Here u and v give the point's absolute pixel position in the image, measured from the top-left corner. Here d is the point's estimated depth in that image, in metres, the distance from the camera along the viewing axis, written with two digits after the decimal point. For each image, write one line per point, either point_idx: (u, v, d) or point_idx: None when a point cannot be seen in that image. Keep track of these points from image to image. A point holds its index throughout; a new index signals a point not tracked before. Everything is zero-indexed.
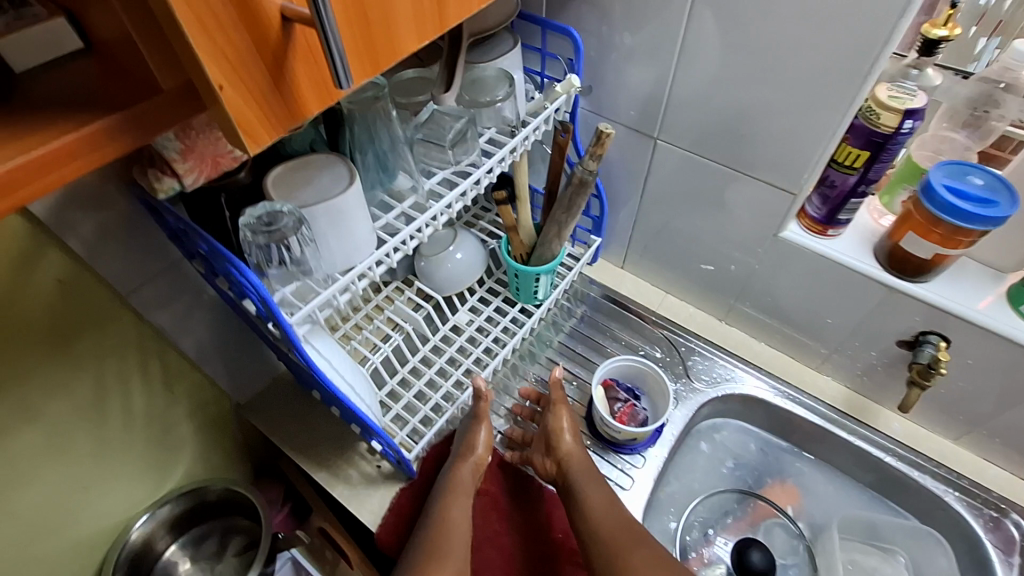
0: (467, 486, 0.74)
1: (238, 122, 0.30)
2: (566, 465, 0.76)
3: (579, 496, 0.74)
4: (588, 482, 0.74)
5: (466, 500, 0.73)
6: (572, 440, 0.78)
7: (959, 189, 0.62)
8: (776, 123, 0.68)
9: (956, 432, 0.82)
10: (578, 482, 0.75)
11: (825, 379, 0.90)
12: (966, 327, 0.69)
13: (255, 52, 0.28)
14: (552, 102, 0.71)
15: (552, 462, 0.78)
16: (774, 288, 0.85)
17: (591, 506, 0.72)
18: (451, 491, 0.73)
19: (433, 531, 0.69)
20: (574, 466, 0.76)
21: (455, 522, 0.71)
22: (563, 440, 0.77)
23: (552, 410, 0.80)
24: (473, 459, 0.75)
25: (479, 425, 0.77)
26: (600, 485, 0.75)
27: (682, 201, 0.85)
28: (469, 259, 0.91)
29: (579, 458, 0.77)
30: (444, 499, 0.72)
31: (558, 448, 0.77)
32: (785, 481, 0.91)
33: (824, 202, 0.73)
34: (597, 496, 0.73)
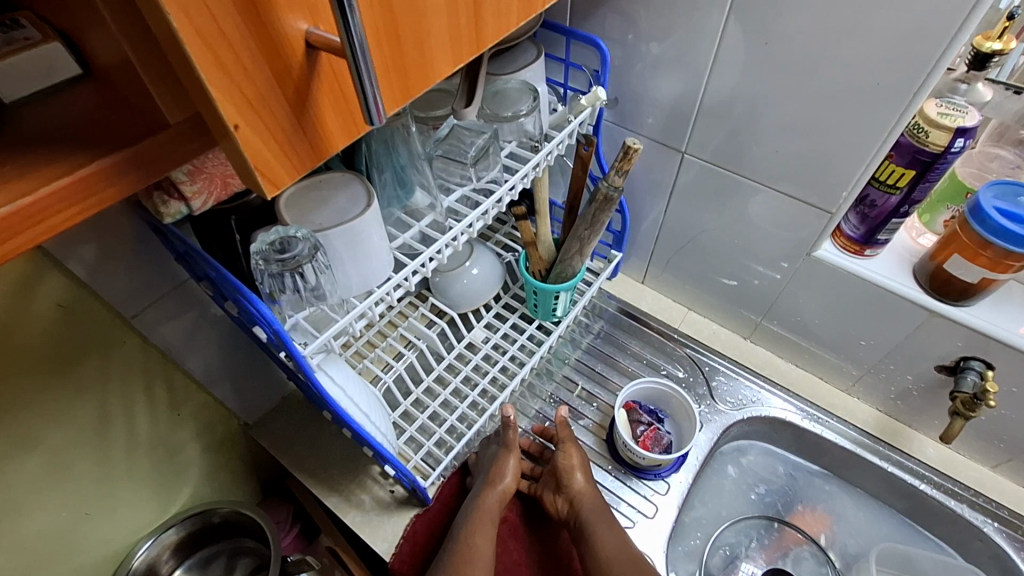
0: (494, 513, 0.71)
1: (254, 162, 0.27)
2: (578, 503, 0.73)
3: (593, 539, 0.70)
4: (601, 521, 0.71)
5: (490, 529, 0.70)
6: (584, 479, 0.74)
7: (1011, 212, 0.59)
8: (811, 140, 0.65)
9: (995, 459, 0.78)
10: (593, 521, 0.71)
11: (855, 401, 0.86)
12: (1012, 353, 0.65)
13: (275, 85, 0.25)
14: (576, 115, 0.68)
15: (564, 500, 0.75)
16: (801, 307, 0.81)
17: (605, 552, 0.69)
18: (477, 518, 0.70)
19: (460, 557, 0.66)
20: (586, 506, 0.73)
21: (480, 550, 0.67)
22: (575, 479, 0.74)
23: (563, 449, 0.76)
24: (499, 488, 0.72)
25: (508, 453, 0.74)
26: (613, 527, 0.71)
27: (707, 216, 0.81)
28: (486, 275, 0.88)
29: (591, 497, 0.74)
30: (469, 526, 0.70)
31: (570, 487, 0.74)
32: (815, 507, 0.87)
33: (863, 221, 0.69)
34: (611, 538, 0.70)
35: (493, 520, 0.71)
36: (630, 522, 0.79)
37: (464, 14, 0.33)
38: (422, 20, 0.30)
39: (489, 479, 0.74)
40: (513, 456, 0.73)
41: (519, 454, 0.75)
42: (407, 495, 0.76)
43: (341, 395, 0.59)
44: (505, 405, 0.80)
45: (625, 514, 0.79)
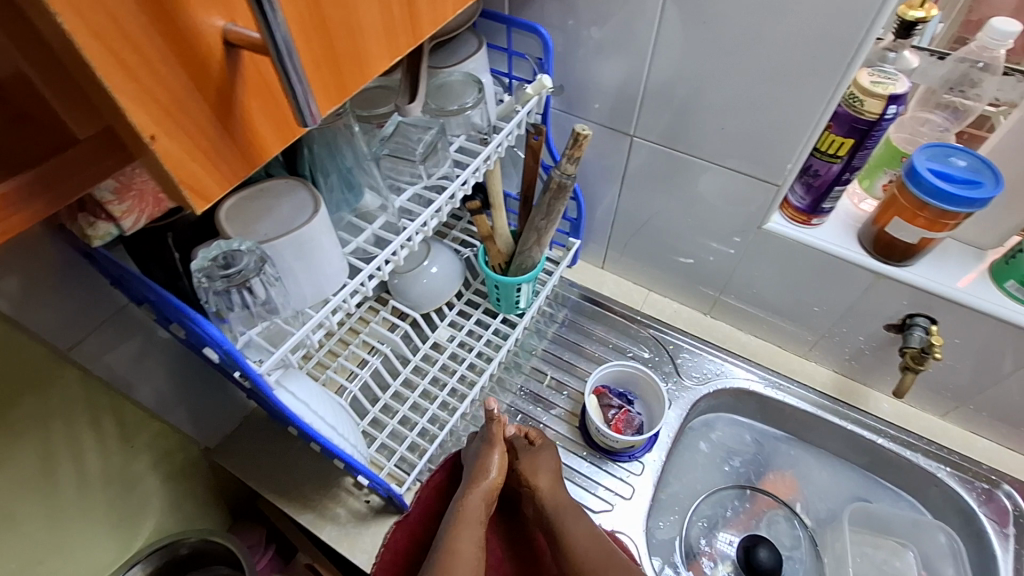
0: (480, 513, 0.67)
1: (178, 176, 0.25)
2: (543, 506, 0.72)
3: (569, 543, 0.68)
4: (574, 520, 0.70)
5: (477, 532, 0.65)
6: (551, 481, 0.74)
7: (942, 172, 0.60)
8: (756, 116, 0.66)
9: (944, 408, 0.82)
10: (567, 524, 0.70)
11: (812, 365, 0.89)
12: (952, 307, 0.69)
13: (194, 89, 0.24)
14: (523, 104, 0.68)
15: (533, 502, 0.74)
16: (755, 280, 0.84)
17: (584, 555, 0.67)
18: (461, 520, 0.65)
19: (444, 559, 0.61)
20: (552, 507, 0.72)
21: (463, 554, 0.62)
22: (542, 481, 0.73)
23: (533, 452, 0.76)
24: (485, 483, 0.69)
25: (492, 446, 0.72)
26: (585, 524, 0.70)
27: (660, 197, 0.82)
28: (445, 272, 0.87)
29: (558, 499, 0.72)
30: (452, 530, 0.65)
31: (539, 490, 0.73)
32: (784, 473, 0.90)
33: (808, 191, 0.71)
34: (589, 543, 0.68)
35: (481, 521, 0.66)
36: (609, 507, 0.79)
37: (398, 4, 0.31)
38: (353, 12, 0.28)
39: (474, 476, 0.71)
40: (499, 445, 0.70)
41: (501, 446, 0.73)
42: (384, 503, 0.74)
43: (302, 410, 0.56)
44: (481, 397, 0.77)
45: (604, 499, 0.80)
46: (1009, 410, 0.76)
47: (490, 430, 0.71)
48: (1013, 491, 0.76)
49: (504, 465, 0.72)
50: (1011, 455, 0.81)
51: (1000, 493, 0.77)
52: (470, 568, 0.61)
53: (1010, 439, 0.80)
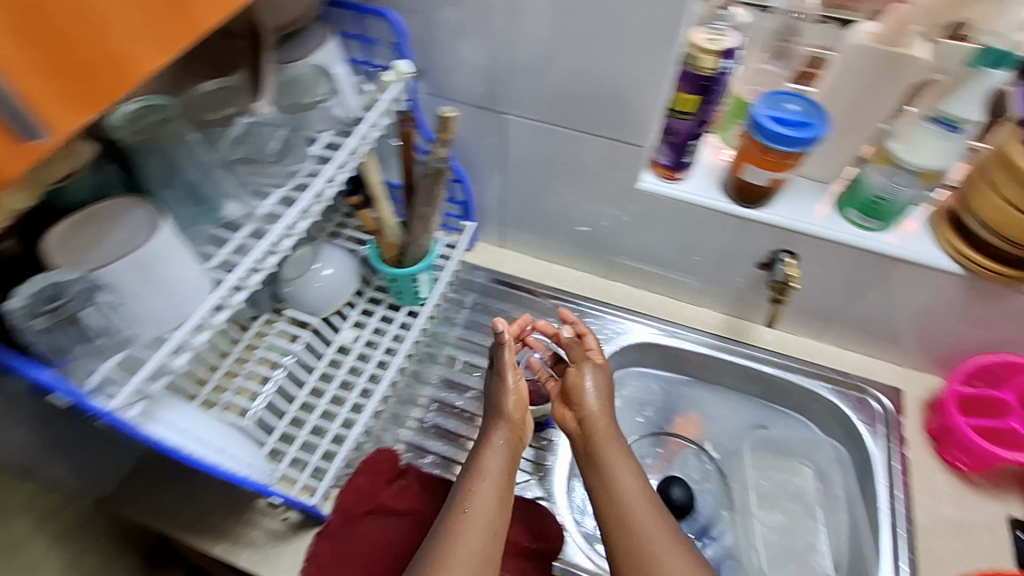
0: (500, 462, 0.69)
1: None
2: (589, 425, 0.72)
3: (608, 470, 0.68)
4: (616, 458, 0.69)
5: (496, 484, 0.68)
6: (595, 399, 0.73)
7: (778, 118, 0.65)
8: (614, 82, 0.68)
9: (817, 331, 0.90)
10: (607, 453, 0.69)
11: (703, 310, 0.96)
12: (810, 240, 0.75)
13: None
14: (386, 92, 0.66)
15: (580, 420, 0.73)
16: (641, 238, 0.88)
17: (624, 492, 0.67)
18: (478, 473, 0.68)
19: (455, 523, 0.64)
20: (598, 430, 0.71)
21: (478, 497, 0.66)
22: (587, 396, 0.73)
23: (575, 367, 0.76)
24: (506, 422, 0.72)
25: (506, 378, 0.74)
26: (627, 457, 0.69)
27: (542, 171, 0.84)
28: (340, 274, 0.87)
29: (603, 422, 0.72)
30: (469, 485, 0.68)
31: (585, 407, 0.73)
32: (689, 415, 0.96)
33: (672, 149, 0.74)
34: (624, 476, 0.67)
35: (503, 473, 0.69)
36: (530, 477, 0.80)
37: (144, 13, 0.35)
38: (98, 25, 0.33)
39: (495, 412, 0.73)
40: (511, 382, 0.72)
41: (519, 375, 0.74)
42: (302, 518, 0.72)
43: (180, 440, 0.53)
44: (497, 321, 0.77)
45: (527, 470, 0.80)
46: (867, 324, 0.85)
47: (497, 362, 0.73)
48: (880, 394, 0.86)
49: (521, 401, 0.73)
50: (876, 363, 0.90)
51: (870, 398, 0.86)
52: (481, 530, 0.64)
53: (873, 349, 0.90)
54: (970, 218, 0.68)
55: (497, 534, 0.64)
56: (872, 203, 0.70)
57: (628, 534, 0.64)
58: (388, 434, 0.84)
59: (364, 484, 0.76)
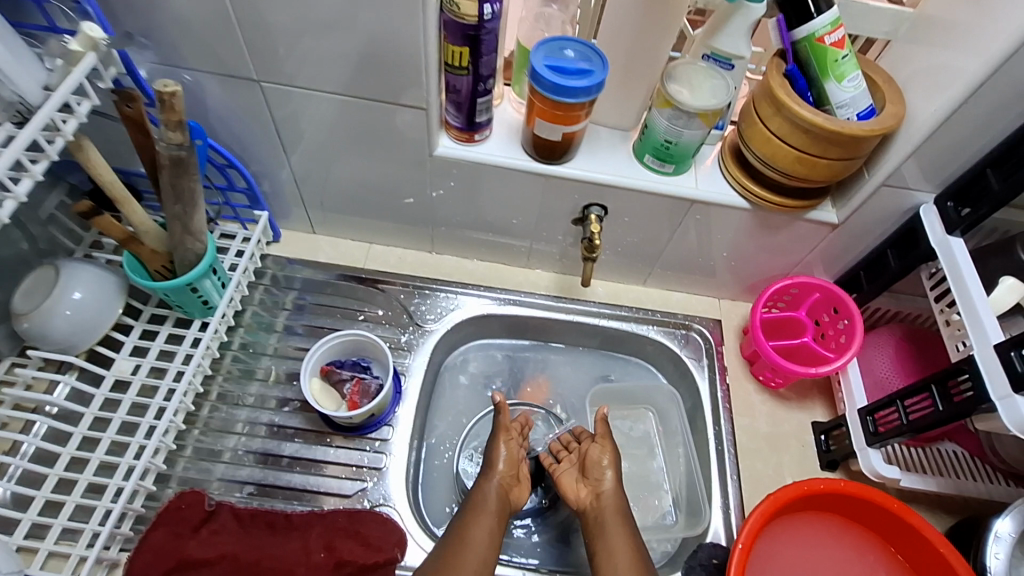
0: (495, 505, 0.70)
1: None
2: (602, 498, 0.74)
3: (611, 546, 0.69)
4: (620, 533, 0.70)
5: (490, 523, 0.69)
6: (614, 475, 0.75)
7: (556, 66, 0.61)
8: (375, 39, 0.59)
9: (643, 276, 0.92)
10: (613, 526, 0.71)
11: (537, 272, 0.93)
12: (616, 192, 0.74)
13: None
14: (79, 67, 0.52)
15: (592, 490, 0.75)
16: (456, 206, 0.82)
17: (622, 561, 0.68)
18: (475, 510, 0.69)
19: (450, 555, 0.65)
20: (610, 504, 0.73)
21: (472, 540, 0.66)
22: (606, 472, 0.75)
23: (598, 443, 0.78)
24: (496, 475, 0.73)
25: (499, 442, 0.76)
26: (634, 537, 0.70)
27: (331, 144, 0.74)
28: (97, 295, 0.70)
29: (617, 500, 0.73)
30: (466, 519, 0.69)
31: (602, 480, 0.75)
32: (537, 379, 0.93)
33: (459, 109, 0.67)
34: (626, 558, 0.68)
35: (498, 515, 0.70)
36: (362, 485, 0.74)
37: None
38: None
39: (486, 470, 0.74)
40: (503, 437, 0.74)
41: (511, 443, 0.76)
42: None
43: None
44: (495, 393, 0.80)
45: (357, 477, 0.74)
46: (683, 263, 0.87)
47: (497, 421, 0.75)
48: (703, 328, 0.89)
49: (515, 461, 0.75)
50: (697, 299, 0.94)
51: (694, 333, 0.89)
52: (473, 563, 0.65)
53: (694, 286, 0.93)
54: (746, 148, 0.70)
55: (488, 562, 0.66)
56: (663, 147, 0.69)
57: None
58: (197, 472, 0.73)
59: (162, 540, 0.66)
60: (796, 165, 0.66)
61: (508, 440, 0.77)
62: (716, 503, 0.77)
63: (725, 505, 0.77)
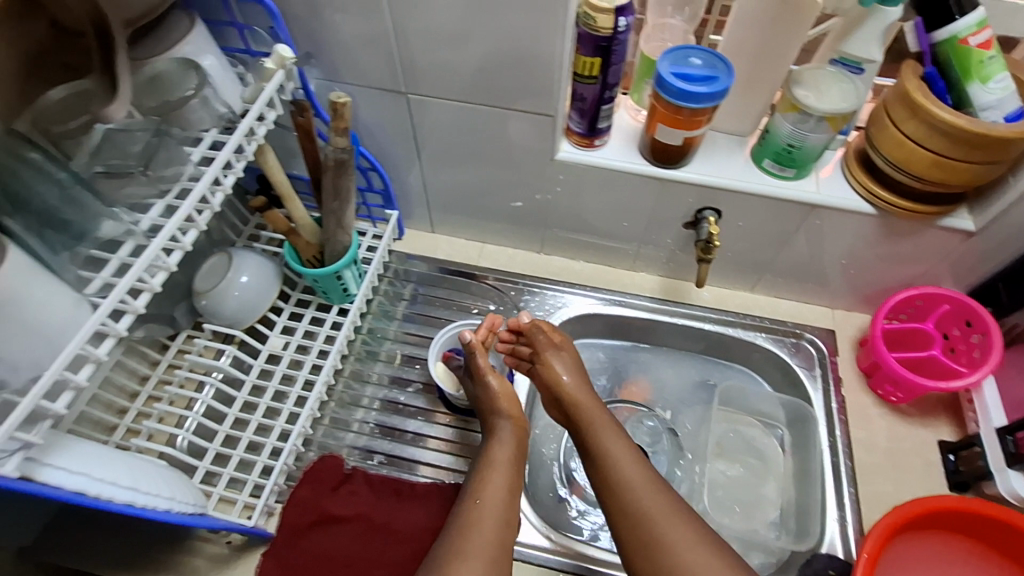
0: (507, 451, 0.72)
1: None
2: (575, 408, 0.75)
3: (604, 450, 0.70)
4: (607, 430, 0.71)
5: (504, 476, 0.70)
6: (573, 384, 0.76)
7: (683, 74, 0.64)
8: (513, 55, 0.65)
9: (751, 283, 0.91)
10: (598, 429, 0.71)
11: (641, 275, 0.95)
12: (731, 195, 0.75)
13: None
14: (269, 82, 0.61)
15: (566, 409, 0.76)
16: (572, 209, 0.86)
17: (619, 467, 0.67)
18: (488, 466, 0.70)
19: (468, 511, 0.66)
20: (584, 409, 0.74)
21: (490, 496, 0.67)
22: (563, 385, 0.76)
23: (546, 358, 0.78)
24: (507, 421, 0.75)
25: (488, 380, 0.76)
26: (617, 430, 0.72)
27: (460, 149, 0.80)
28: (259, 279, 0.81)
29: (584, 398, 0.75)
30: (481, 477, 0.69)
31: (565, 395, 0.76)
32: (639, 379, 0.94)
33: (583, 116, 0.72)
34: (620, 454, 0.68)
35: (511, 465, 0.71)
36: None
37: None
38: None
39: (491, 412, 0.76)
40: (491, 377, 0.74)
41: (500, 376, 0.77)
42: (246, 539, 0.71)
43: (94, 467, 0.50)
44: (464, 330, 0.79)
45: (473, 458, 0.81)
46: (796, 270, 0.86)
47: (477, 364, 0.75)
48: (814, 338, 0.88)
49: (514, 398, 0.76)
50: (809, 308, 0.92)
51: (805, 342, 0.88)
52: (494, 516, 0.65)
53: (806, 294, 0.91)
54: (873, 153, 0.69)
55: (509, 520, 0.66)
56: (785, 151, 0.70)
57: (639, 524, 0.63)
58: (332, 440, 0.81)
59: (306, 496, 0.74)
60: (932, 169, 0.64)
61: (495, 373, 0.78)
62: (831, 515, 0.75)
63: (840, 517, 0.75)
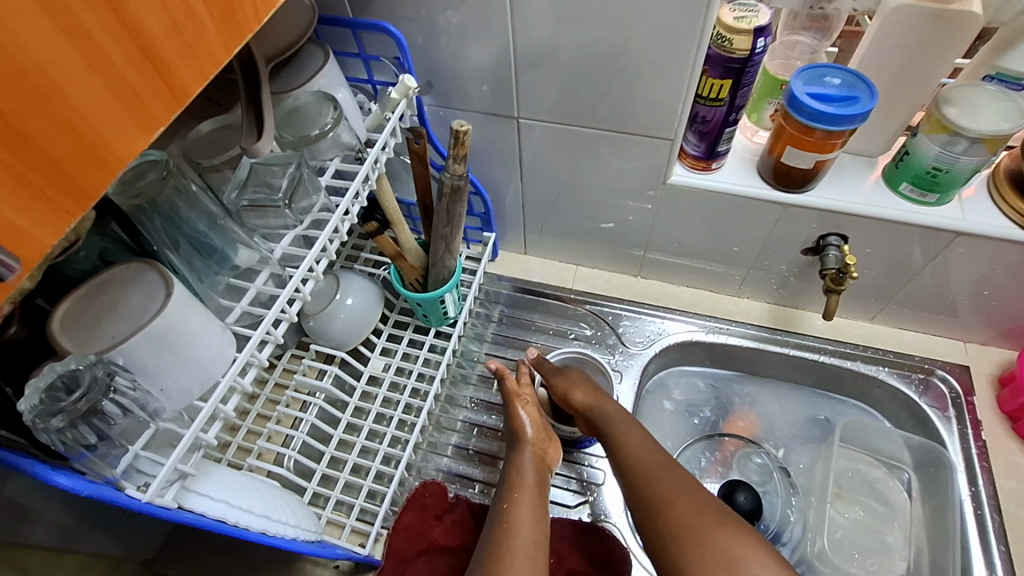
0: (529, 477, 0.70)
1: (16, 251, 0.27)
2: (593, 418, 0.74)
3: (625, 449, 0.69)
4: (626, 431, 0.71)
5: (532, 498, 0.68)
6: (585, 394, 0.75)
7: (819, 94, 0.61)
8: (636, 75, 0.63)
9: (872, 312, 0.85)
10: (617, 430, 0.71)
11: (746, 301, 0.91)
12: (859, 221, 0.70)
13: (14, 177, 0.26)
14: (393, 111, 0.62)
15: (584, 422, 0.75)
16: (675, 232, 0.83)
17: (640, 463, 0.67)
18: (513, 489, 0.68)
19: (498, 536, 0.64)
20: (601, 414, 0.73)
21: (521, 522, 0.65)
22: (576, 398, 0.76)
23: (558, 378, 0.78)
24: (528, 447, 0.72)
25: (517, 409, 0.75)
26: (633, 425, 0.72)
27: (564, 173, 0.79)
28: (363, 301, 0.82)
29: (600, 404, 0.74)
30: (508, 500, 0.68)
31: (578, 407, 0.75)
32: (743, 412, 0.89)
33: (702, 138, 0.70)
34: (642, 452, 0.68)
35: (537, 487, 0.69)
36: (583, 499, 0.77)
37: (142, 73, 0.30)
38: (71, 112, 0.27)
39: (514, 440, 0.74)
40: (523, 404, 0.73)
41: (530, 406, 0.75)
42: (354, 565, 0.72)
43: (232, 495, 0.50)
44: (489, 360, 0.79)
45: (579, 491, 0.78)
46: (927, 300, 0.79)
47: (508, 391, 0.75)
48: (946, 375, 0.80)
49: (541, 425, 0.74)
50: (937, 340, 0.85)
51: (935, 379, 0.81)
52: (526, 538, 0.64)
53: (934, 326, 0.84)
54: None
55: (541, 543, 0.64)
56: (928, 174, 0.65)
57: (661, 516, 0.63)
58: (429, 465, 0.81)
59: (412, 522, 0.74)
60: None
61: (526, 401, 0.76)
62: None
63: None
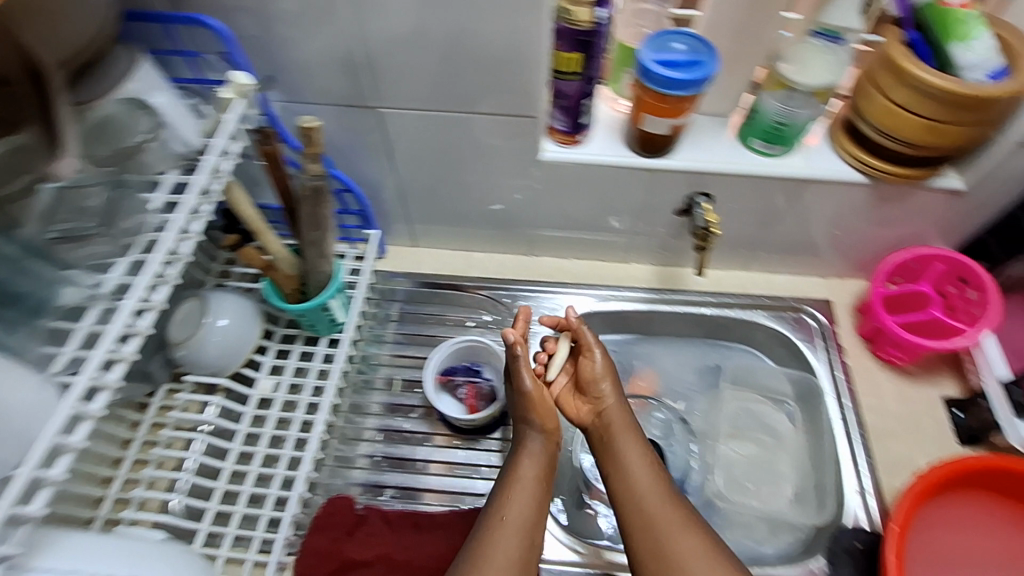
0: (534, 468, 0.68)
1: None
2: (606, 416, 0.73)
3: (626, 462, 0.69)
4: (636, 449, 0.70)
5: (532, 489, 0.67)
6: (609, 390, 0.73)
7: (665, 61, 0.62)
8: (490, 53, 0.62)
9: (746, 261, 0.90)
10: (624, 444, 0.70)
11: (634, 266, 0.93)
12: (721, 178, 0.73)
13: None
14: (229, 112, 0.56)
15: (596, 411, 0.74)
16: (557, 206, 0.83)
17: (637, 481, 0.68)
18: (511, 484, 0.66)
19: (491, 530, 0.63)
20: (615, 420, 0.72)
21: (511, 518, 0.64)
22: (602, 388, 0.74)
23: (585, 358, 0.75)
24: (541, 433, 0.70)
25: (524, 380, 0.70)
26: (643, 442, 0.71)
27: (437, 159, 0.76)
28: (239, 320, 0.76)
29: (618, 412, 0.73)
30: (506, 491, 0.66)
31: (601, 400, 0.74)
32: (644, 372, 0.93)
33: (566, 113, 0.70)
34: (643, 471, 0.68)
35: (539, 480, 0.68)
36: None
37: None
38: None
39: (524, 421, 0.72)
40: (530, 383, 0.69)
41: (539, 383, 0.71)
42: None
43: (85, 563, 0.45)
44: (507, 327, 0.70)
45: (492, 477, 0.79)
46: (790, 244, 0.85)
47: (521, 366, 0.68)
48: (814, 310, 0.88)
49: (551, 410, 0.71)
50: (804, 280, 0.92)
51: (805, 315, 0.88)
52: (517, 537, 0.63)
53: (799, 267, 0.91)
54: (861, 121, 0.69)
55: (532, 543, 0.64)
56: (774, 129, 0.69)
57: (648, 534, 0.64)
58: (338, 480, 0.77)
59: (322, 544, 0.71)
60: (927, 136, 0.65)
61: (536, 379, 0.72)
62: (854, 487, 0.76)
63: (863, 489, 0.75)
